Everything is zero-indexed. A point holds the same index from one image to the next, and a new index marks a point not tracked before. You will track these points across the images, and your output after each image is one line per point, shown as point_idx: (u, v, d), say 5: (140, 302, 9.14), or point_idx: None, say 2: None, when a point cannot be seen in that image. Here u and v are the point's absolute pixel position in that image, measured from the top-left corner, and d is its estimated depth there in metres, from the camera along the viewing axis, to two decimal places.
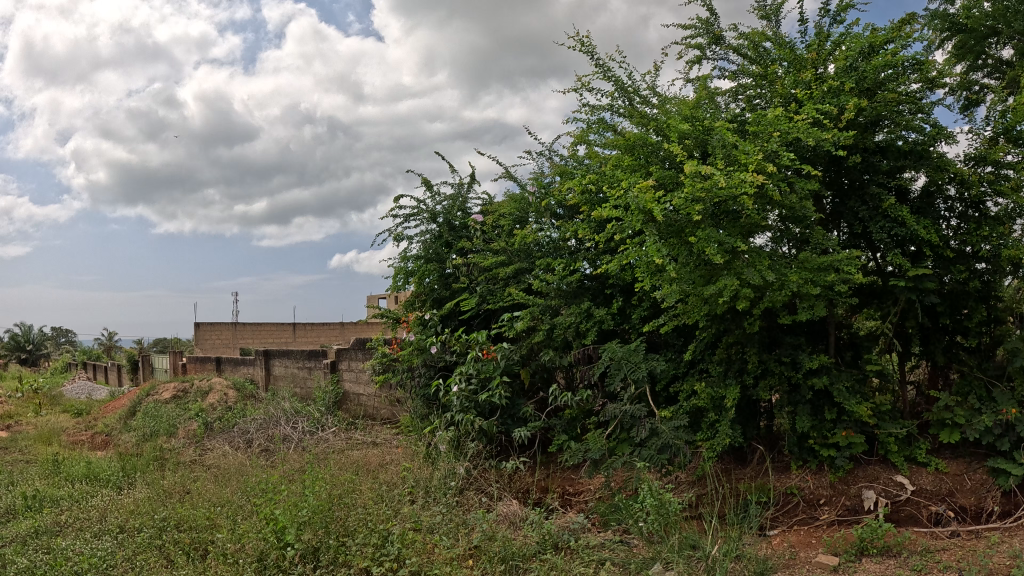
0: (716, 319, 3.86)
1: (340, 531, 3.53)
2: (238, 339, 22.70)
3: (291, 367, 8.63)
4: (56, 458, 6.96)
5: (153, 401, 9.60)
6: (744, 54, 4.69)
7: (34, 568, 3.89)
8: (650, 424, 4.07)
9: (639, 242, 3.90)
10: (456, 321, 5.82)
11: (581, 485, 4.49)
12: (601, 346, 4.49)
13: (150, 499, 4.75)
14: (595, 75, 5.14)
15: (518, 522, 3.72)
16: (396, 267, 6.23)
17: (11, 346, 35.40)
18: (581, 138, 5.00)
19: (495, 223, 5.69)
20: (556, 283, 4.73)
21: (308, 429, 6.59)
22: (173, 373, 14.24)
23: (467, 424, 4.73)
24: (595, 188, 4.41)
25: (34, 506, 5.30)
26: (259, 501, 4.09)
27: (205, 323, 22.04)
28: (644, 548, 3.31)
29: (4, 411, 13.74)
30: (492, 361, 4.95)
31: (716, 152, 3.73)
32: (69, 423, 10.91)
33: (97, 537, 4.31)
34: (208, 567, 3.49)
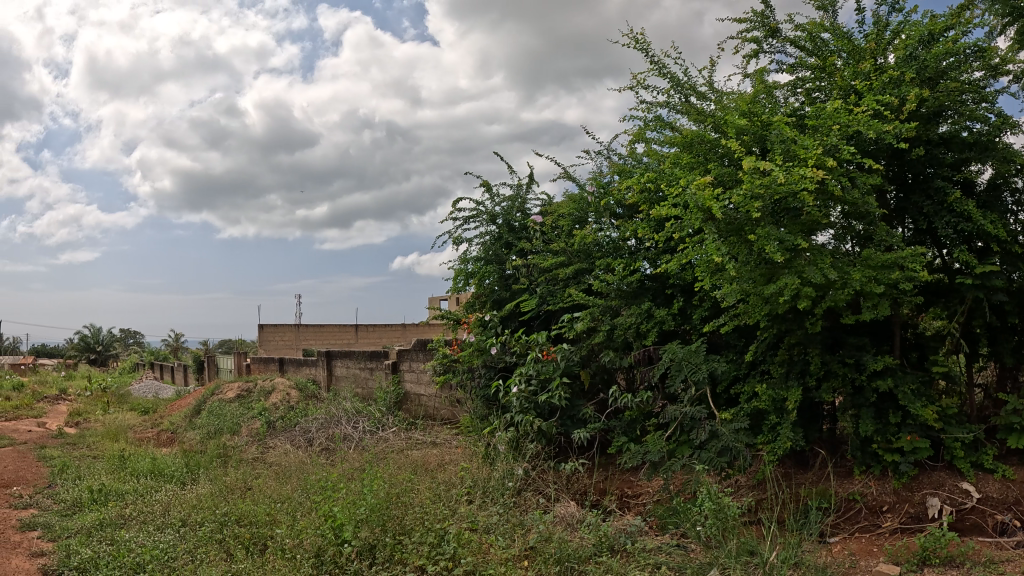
0: (777, 318, 3.76)
1: (396, 529, 3.57)
2: (300, 339, 23.05)
3: (352, 368, 8.77)
4: (123, 453, 7.25)
5: (218, 400, 9.91)
6: (800, 47, 4.56)
7: (102, 559, 4.05)
8: (710, 426, 4.02)
9: (699, 241, 3.84)
10: (515, 323, 5.81)
11: (640, 488, 4.43)
12: (662, 347, 4.43)
13: (212, 495, 4.90)
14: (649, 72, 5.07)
15: (575, 524, 3.69)
16: (457, 269, 6.29)
17: (82, 347, 37.11)
18: (638, 136, 4.92)
19: (555, 224, 5.67)
20: (616, 283, 4.67)
21: (368, 429, 6.68)
22: (237, 374, 14.63)
23: (526, 425, 4.74)
24: (654, 187, 4.35)
25: (100, 499, 5.51)
26: (319, 499, 4.16)
27: (267, 325, 22.58)
28: (702, 553, 3.26)
29: (76, 408, 14.40)
30: (552, 362, 4.96)
31: (775, 147, 3.64)
32: (137, 420, 11.36)
33: (160, 530, 4.46)
34: (268, 561, 3.58)
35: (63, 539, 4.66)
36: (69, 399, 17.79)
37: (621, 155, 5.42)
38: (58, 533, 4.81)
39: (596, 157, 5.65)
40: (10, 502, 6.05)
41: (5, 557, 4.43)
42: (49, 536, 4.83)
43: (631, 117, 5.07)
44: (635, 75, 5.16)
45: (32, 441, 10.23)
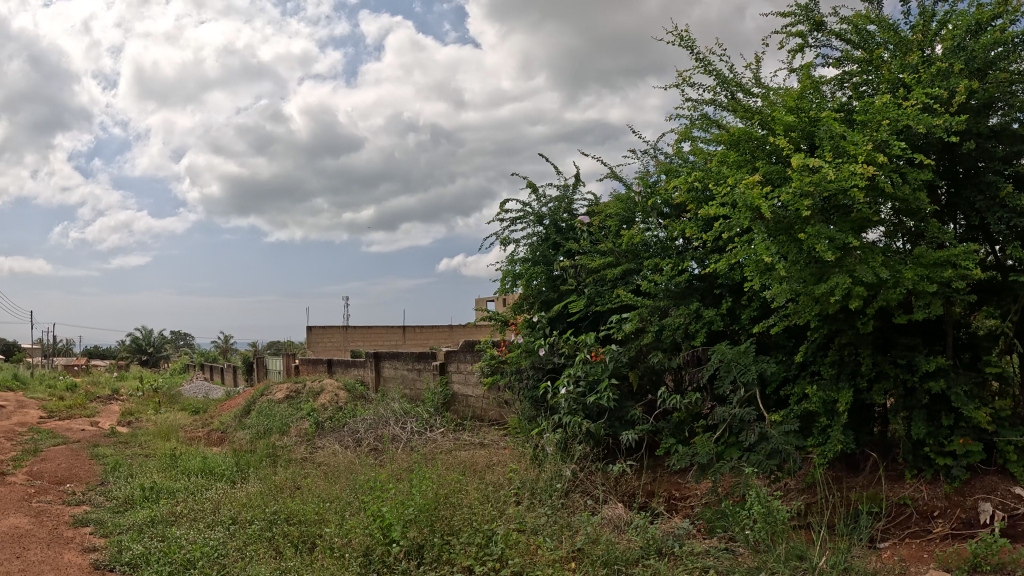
0: (828, 319, 3.68)
1: (444, 529, 3.59)
2: (349, 343, 23.26)
3: (400, 368, 8.86)
4: (175, 452, 7.45)
5: (267, 401, 10.11)
6: (846, 40, 4.45)
7: (153, 555, 4.16)
8: (760, 428, 3.95)
9: (748, 240, 3.79)
10: (563, 324, 5.72)
11: (688, 490, 4.39)
12: (710, 348, 4.37)
13: (261, 493, 4.99)
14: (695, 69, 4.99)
15: (623, 526, 3.67)
16: (504, 270, 6.29)
17: (133, 349, 38.29)
18: (684, 134, 4.86)
19: (603, 224, 5.63)
20: (664, 283, 4.62)
21: (416, 429, 6.74)
22: (285, 375, 14.88)
23: (575, 427, 4.74)
24: (701, 185, 4.30)
25: (152, 496, 5.66)
26: (367, 499, 4.21)
27: (316, 328, 23.00)
28: (750, 557, 3.21)
29: (128, 407, 14.85)
30: (600, 364, 4.95)
31: (824, 144, 3.57)
32: (187, 420, 11.64)
33: (211, 527, 4.56)
34: (317, 559, 3.65)
35: (116, 535, 4.80)
36: (123, 399, 18.38)
37: (666, 155, 5.37)
38: (110, 529, 4.96)
39: (641, 157, 5.58)
40: (67, 498, 6.28)
41: (61, 552, 4.60)
42: (102, 532, 4.98)
43: (677, 116, 5.01)
44: (680, 72, 5.09)
45: (90, 439, 10.57)
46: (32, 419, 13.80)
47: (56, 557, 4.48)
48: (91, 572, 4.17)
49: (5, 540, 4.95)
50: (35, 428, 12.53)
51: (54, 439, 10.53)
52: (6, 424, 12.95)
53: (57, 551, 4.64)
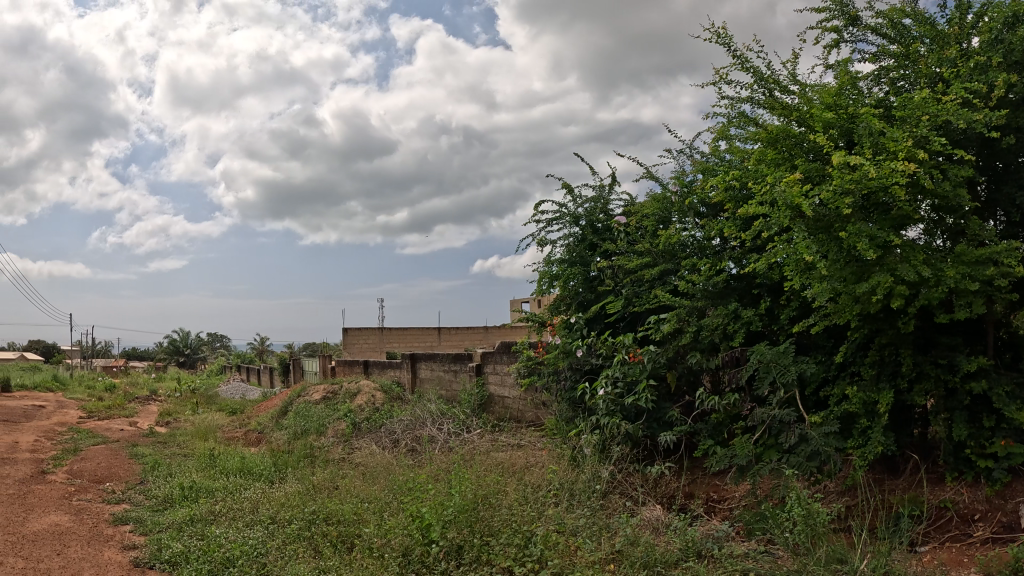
0: (868, 318, 3.61)
1: (483, 531, 3.61)
2: (385, 343, 23.56)
3: (436, 370, 8.91)
4: (213, 452, 7.58)
5: (304, 402, 10.25)
6: (882, 35, 4.35)
7: (192, 553, 4.25)
8: (799, 430, 3.90)
9: (787, 239, 3.74)
10: (601, 325, 5.68)
11: (727, 492, 4.34)
12: (749, 349, 4.31)
13: (299, 493, 5.06)
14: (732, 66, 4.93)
15: (661, 528, 3.65)
16: (541, 271, 6.25)
17: (170, 350, 39.11)
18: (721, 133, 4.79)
19: (639, 224, 5.59)
20: (701, 283, 4.56)
21: (453, 430, 6.77)
22: (322, 376, 15.07)
23: (613, 428, 4.73)
24: (739, 184, 4.25)
25: (191, 496, 5.76)
26: (406, 499, 4.25)
27: (351, 328, 23.29)
28: (790, 560, 3.17)
29: (168, 408, 15.19)
30: (638, 364, 4.94)
31: (863, 141, 3.51)
32: (226, 420, 11.85)
33: (250, 526, 4.63)
34: (357, 559, 3.70)
35: (155, 534, 4.90)
36: (162, 400, 18.81)
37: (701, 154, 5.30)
38: (149, 527, 5.07)
39: (677, 156, 5.51)
40: (108, 496, 6.42)
41: (101, 549, 4.72)
42: (142, 530, 5.09)
43: (714, 116, 4.91)
44: (716, 70, 5.00)
45: (132, 438, 10.83)
46: (76, 419, 14.20)
47: (96, 555, 4.59)
48: (132, 569, 4.26)
49: (47, 537, 5.10)
50: (77, 427, 12.87)
51: (98, 439, 10.80)
52: (50, 424, 13.32)
53: (97, 548, 4.76)
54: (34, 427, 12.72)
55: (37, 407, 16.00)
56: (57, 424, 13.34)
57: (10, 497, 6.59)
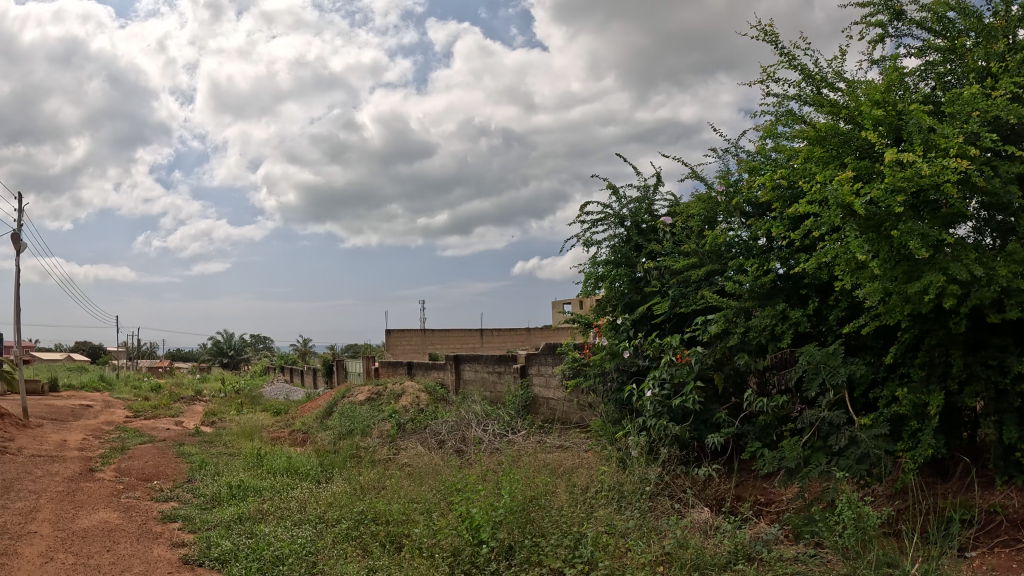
0: (918, 318, 3.54)
1: (535, 531, 3.65)
2: (428, 343, 23.76)
3: (480, 371, 8.95)
4: (260, 452, 7.75)
5: (349, 403, 10.39)
6: (928, 29, 4.23)
7: (242, 551, 4.34)
8: (849, 432, 3.86)
9: (838, 239, 3.68)
10: (648, 326, 5.63)
11: (775, 495, 4.29)
12: (798, 350, 4.24)
13: (346, 493, 5.13)
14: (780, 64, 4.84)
15: (710, 530, 3.63)
16: (586, 273, 6.19)
17: (213, 351, 39.99)
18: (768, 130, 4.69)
19: (685, 225, 5.53)
20: (748, 284, 4.49)
21: (498, 431, 6.80)
22: (366, 377, 15.26)
23: (660, 430, 4.73)
24: (787, 183, 4.18)
25: (239, 494, 5.89)
26: (454, 500, 4.29)
27: (394, 330, 23.55)
28: (840, 564, 3.12)
29: (214, 408, 15.55)
30: (685, 365, 4.85)
31: (912, 138, 3.44)
32: (273, 421, 12.06)
33: (298, 525, 4.72)
34: (408, 558, 3.76)
35: (205, 531, 5.02)
36: (207, 400, 19.30)
37: (745, 152, 5.22)
38: (198, 525, 5.19)
39: (722, 155, 5.40)
40: (156, 494, 6.60)
41: (150, 546, 4.85)
42: (192, 528, 5.22)
43: (761, 113, 4.82)
44: (763, 70, 4.86)
45: (174, 438, 11.08)
46: (123, 418, 14.65)
47: (146, 552, 4.72)
48: (182, 566, 4.38)
49: (98, 533, 5.25)
50: (126, 426, 13.25)
51: (144, 438, 11.07)
52: (98, 423, 13.74)
53: (147, 545, 4.89)
54: (82, 426, 13.09)
55: (82, 406, 16.46)
56: (105, 423, 13.76)
57: (61, 494, 6.81)
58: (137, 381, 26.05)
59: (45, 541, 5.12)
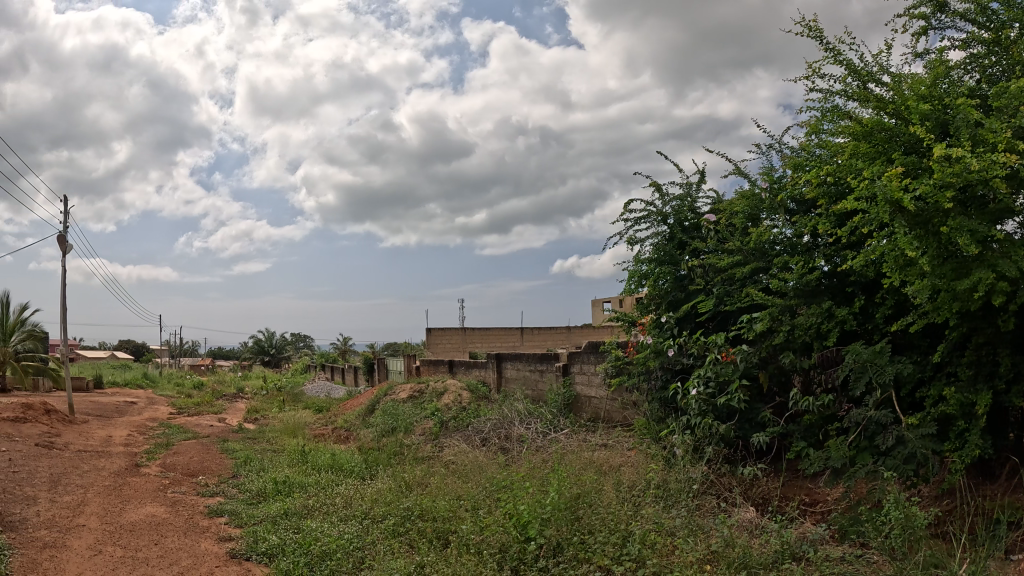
0: (966, 316, 3.44)
1: (583, 528, 3.67)
2: (468, 343, 23.90)
3: (522, 369, 8.97)
4: (303, 448, 7.89)
5: (391, 401, 10.50)
6: (971, 21, 4.10)
7: (288, 546, 4.43)
8: (895, 432, 3.79)
9: (887, 235, 3.60)
10: (691, 325, 5.54)
11: (821, 495, 4.23)
12: (844, 348, 4.17)
13: (391, 490, 5.20)
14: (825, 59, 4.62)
15: (757, 530, 3.60)
16: (630, 271, 6.17)
17: (255, 350, 40.81)
18: (812, 126, 4.61)
19: (729, 222, 5.46)
20: (794, 281, 4.42)
21: (541, 430, 6.82)
22: (408, 376, 15.40)
23: (706, 429, 4.70)
24: (833, 179, 4.10)
25: (285, 490, 6.00)
26: (501, 497, 4.32)
27: (434, 329, 23.75)
28: (886, 565, 3.08)
29: (257, 405, 15.86)
30: (730, 364, 4.80)
31: (960, 132, 3.36)
32: (316, 419, 12.25)
33: (345, 521, 4.81)
34: (455, 554, 3.82)
35: (251, 526, 5.14)
36: (248, 397, 19.69)
37: (787, 149, 5.13)
38: (244, 520, 5.31)
39: (766, 151, 5.30)
40: (201, 490, 6.76)
41: (197, 540, 4.97)
42: (237, 522, 5.34)
43: (806, 109, 4.72)
44: (808, 65, 4.67)
45: (216, 435, 11.31)
46: (168, 414, 15.06)
47: (194, 545, 4.84)
48: (230, 559, 4.49)
49: (146, 527, 5.41)
50: (171, 422, 13.58)
51: (187, 434, 11.33)
52: (142, 419, 14.12)
53: (195, 539, 5.02)
54: (129, 423, 13.46)
55: (128, 403, 16.92)
56: (150, 420, 14.12)
57: (107, 488, 7.02)
58: (179, 378, 26.69)
59: (94, 534, 5.29)
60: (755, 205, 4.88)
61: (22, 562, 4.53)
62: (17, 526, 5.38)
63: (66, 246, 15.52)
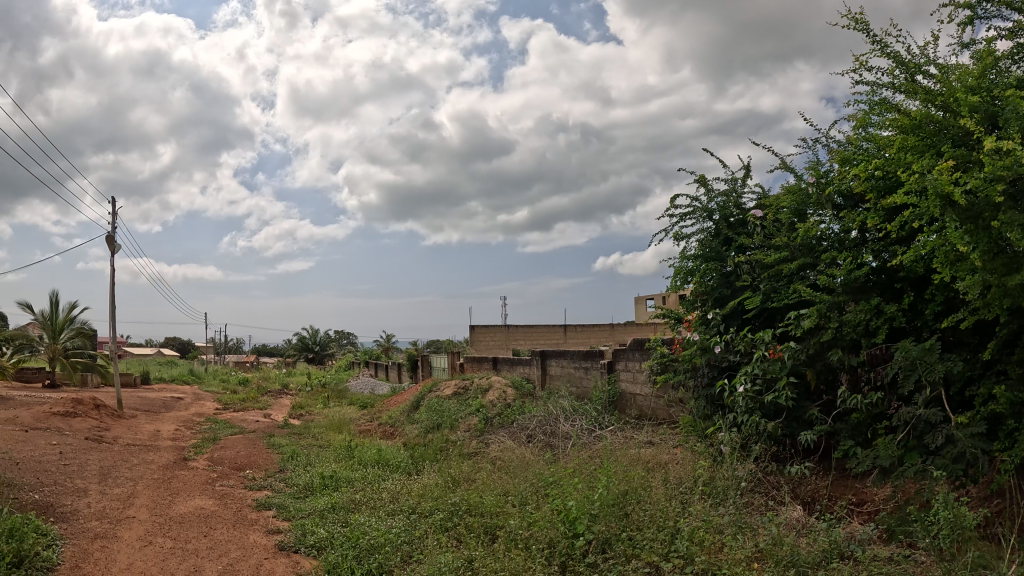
0: (1018, 313, 3.34)
1: (631, 525, 3.68)
2: (512, 342, 23.96)
3: (566, 367, 8.98)
4: (349, 443, 8.03)
5: (436, 397, 10.61)
6: (1018, 9, 3.96)
7: (337, 539, 4.53)
8: (945, 431, 3.70)
9: (938, 230, 3.52)
10: (738, 322, 5.47)
11: (868, 495, 4.16)
12: (893, 345, 4.08)
13: (438, 486, 5.27)
14: (871, 52, 4.50)
15: (805, 529, 3.56)
16: (675, 267, 6.14)
17: (299, 347, 41.60)
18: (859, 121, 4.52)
19: (775, 218, 5.38)
20: (841, 277, 4.34)
21: (586, 427, 6.83)
22: (451, 372, 15.53)
23: (753, 427, 4.66)
24: (882, 172, 4.02)
25: (332, 484, 6.13)
26: (549, 492, 4.35)
27: (476, 328, 23.87)
28: (935, 566, 3.03)
29: (303, 402, 16.16)
30: (778, 361, 4.73)
31: (1011, 124, 3.26)
32: (362, 415, 12.43)
33: (392, 515, 4.89)
34: (503, 549, 3.86)
35: (299, 519, 5.26)
36: (293, 393, 20.09)
37: (833, 143, 5.03)
38: (292, 513, 5.44)
39: (811, 145, 5.19)
40: (248, 483, 6.93)
41: (246, 533, 5.11)
42: (284, 516, 5.47)
43: (853, 102, 4.63)
44: (854, 58, 4.58)
45: (261, 431, 11.56)
46: (214, 410, 15.45)
47: (243, 537, 4.98)
48: (279, 551, 4.61)
49: (194, 519, 5.57)
50: (219, 417, 13.93)
51: (233, 429, 11.60)
52: (189, 414, 14.53)
53: (244, 531, 5.16)
54: (177, 418, 13.85)
55: (177, 399, 17.42)
56: (195, 415, 14.50)
57: (156, 481, 7.24)
58: (224, 375, 27.35)
59: (144, 525, 5.47)
60: (802, 200, 4.80)
61: (74, 552, 4.70)
62: (70, 516, 5.59)
63: (114, 246, 16.01)
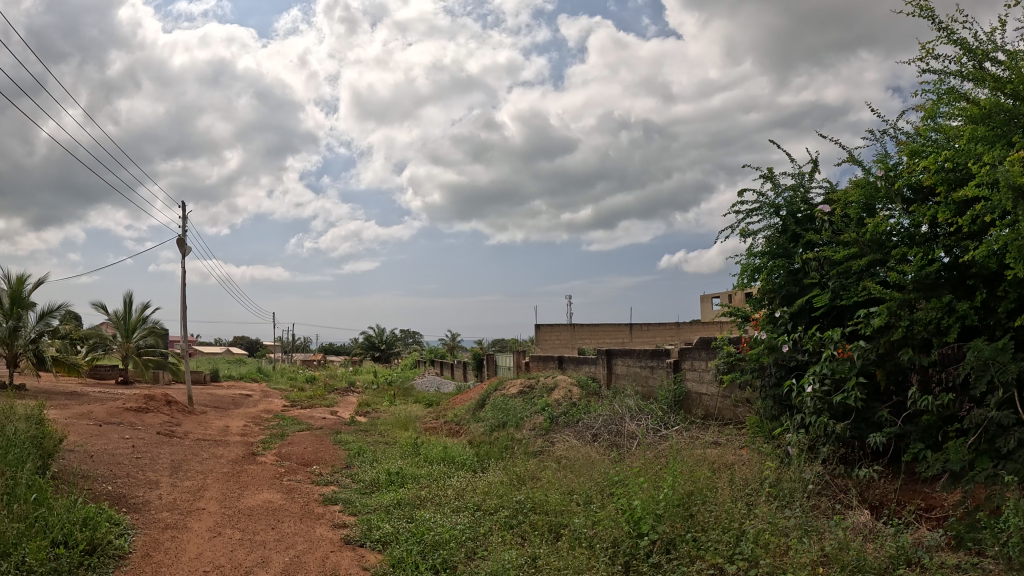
0: None
1: (697, 525, 3.68)
2: (578, 339, 24.13)
3: (632, 366, 8.94)
4: (416, 441, 8.21)
5: (503, 396, 10.72)
6: None
7: (402, 534, 4.67)
8: (1019, 434, 3.54)
9: (1012, 223, 3.38)
10: (806, 320, 5.35)
11: (938, 500, 4.04)
12: (965, 344, 3.94)
13: (502, 484, 5.36)
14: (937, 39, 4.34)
15: (871, 534, 3.49)
16: (742, 265, 6.05)
17: (365, 346, 42.59)
18: (928, 112, 4.36)
19: (844, 213, 5.24)
20: (911, 274, 4.20)
21: (652, 427, 6.81)
22: (518, 370, 15.64)
23: (820, 428, 4.57)
24: (953, 164, 3.89)
25: (399, 481, 6.29)
26: (614, 492, 4.37)
27: (542, 326, 24.01)
28: (1005, 574, 2.92)
29: (371, 399, 16.57)
30: (846, 361, 4.61)
31: None
32: (429, 412, 12.65)
33: (456, 512, 5.00)
34: (567, 548, 3.92)
35: (365, 514, 5.44)
36: (358, 391, 20.61)
37: (901, 135, 4.86)
38: (358, 509, 5.62)
39: (878, 137, 5.02)
40: (316, 478, 7.17)
41: (314, 526, 5.30)
42: (351, 510, 5.65)
43: (921, 92, 4.47)
44: (920, 47, 4.42)
45: (330, 428, 11.90)
46: (285, 407, 16.01)
47: (311, 531, 5.18)
48: (345, 545, 4.78)
49: (263, 512, 5.82)
50: (290, 414, 14.42)
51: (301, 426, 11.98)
52: (260, 411, 15.08)
53: (310, 525, 5.35)
54: (249, 414, 14.40)
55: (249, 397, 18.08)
56: (264, 411, 15.04)
57: (226, 475, 7.57)
58: (291, 373, 28.24)
59: (213, 517, 5.73)
60: (870, 195, 4.67)
61: (147, 542, 4.97)
62: (142, 507, 5.90)
63: (185, 248, 16.76)
